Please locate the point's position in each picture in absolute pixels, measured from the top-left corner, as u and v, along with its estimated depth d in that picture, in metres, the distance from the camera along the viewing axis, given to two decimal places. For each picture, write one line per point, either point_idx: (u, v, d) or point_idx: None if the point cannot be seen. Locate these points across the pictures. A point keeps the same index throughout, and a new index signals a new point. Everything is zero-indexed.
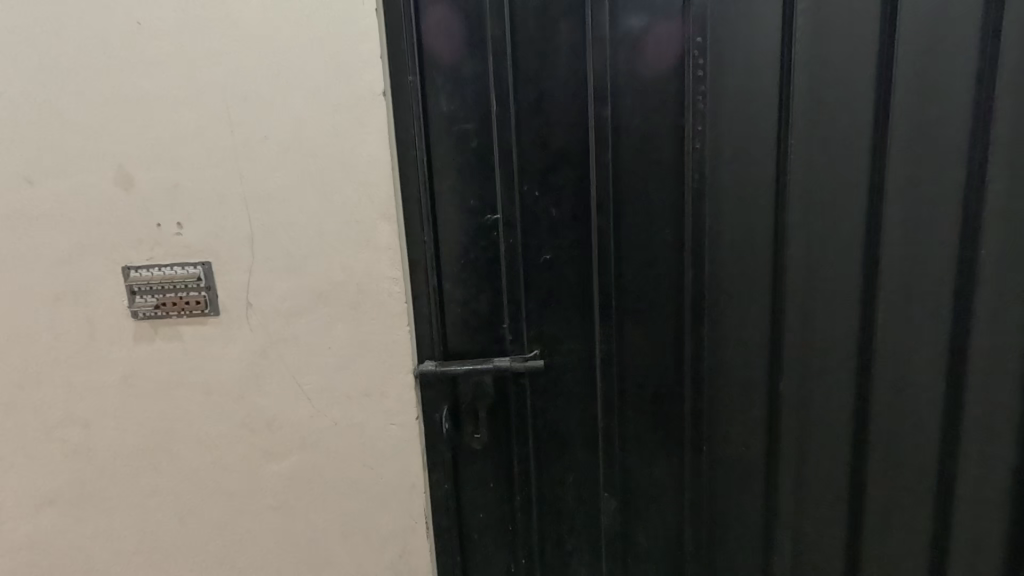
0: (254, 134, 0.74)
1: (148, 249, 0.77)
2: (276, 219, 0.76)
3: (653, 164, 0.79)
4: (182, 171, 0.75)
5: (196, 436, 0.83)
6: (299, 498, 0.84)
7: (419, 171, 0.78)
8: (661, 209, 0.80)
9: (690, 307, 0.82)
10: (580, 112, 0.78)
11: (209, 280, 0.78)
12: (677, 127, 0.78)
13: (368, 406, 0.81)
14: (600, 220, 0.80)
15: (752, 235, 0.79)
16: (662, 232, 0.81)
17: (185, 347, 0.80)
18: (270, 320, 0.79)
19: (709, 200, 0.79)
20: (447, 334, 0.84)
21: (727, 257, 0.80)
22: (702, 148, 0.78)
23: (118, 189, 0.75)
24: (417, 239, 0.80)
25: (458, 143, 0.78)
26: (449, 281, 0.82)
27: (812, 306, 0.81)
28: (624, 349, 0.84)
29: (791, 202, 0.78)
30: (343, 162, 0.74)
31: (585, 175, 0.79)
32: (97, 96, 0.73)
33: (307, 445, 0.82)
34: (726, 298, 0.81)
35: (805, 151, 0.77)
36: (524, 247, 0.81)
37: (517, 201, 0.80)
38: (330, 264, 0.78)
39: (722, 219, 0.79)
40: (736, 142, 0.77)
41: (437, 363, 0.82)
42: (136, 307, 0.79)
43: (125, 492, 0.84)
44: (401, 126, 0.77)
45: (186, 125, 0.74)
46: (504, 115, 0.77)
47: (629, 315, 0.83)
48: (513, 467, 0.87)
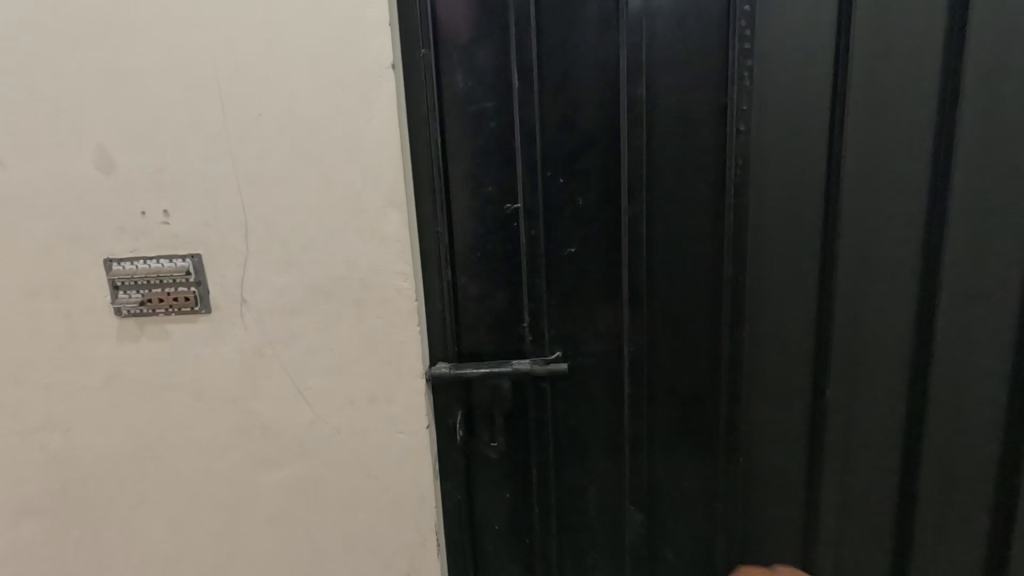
0: (248, 112, 0.66)
1: (132, 240, 0.70)
2: (273, 207, 0.69)
3: (691, 149, 0.71)
4: (168, 153, 0.68)
5: (188, 443, 0.76)
6: (300, 510, 0.77)
7: (431, 154, 0.71)
8: (699, 199, 0.73)
9: (729, 306, 0.75)
10: (611, 90, 0.70)
11: (199, 274, 0.71)
12: (718, 108, 0.70)
13: (375, 412, 0.74)
14: (631, 209, 0.73)
15: (798, 226, 0.73)
16: (699, 224, 0.73)
17: (174, 346, 0.73)
18: (268, 318, 0.72)
19: (752, 189, 0.72)
20: (462, 332, 0.77)
21: (768, 251, 0.74)
22: (745, 131, 0.71)
23: (96, 173, 0.68)
24: (429, 229, 0.73)
25: (475, 124, 0.71)
26: (464, 276, 0.75)
27: (861, 307, 0.73)
28: (655, 350, 0.77)
29: (845, 192, 0.71)
30: (347, 144, 0.67)
31: (615, 160, 0.71)
32: (71, 69, 0.65)
33: (308, 454, 0.76)
34: (768, 295, 0.75)
35: (860, 134, 0.69)
36: (546, 239, 0.74)
37: (539, 188, 0.72)
38: (332, 256, 0.70)
39: (766, 208, 0.73)
40: (785, 125, 0.70)
41: (449, 366, 0.75)
42: (120, 303, 0.71)
43: (112, 501, 0.78)
44: (412, 104, 0.69)
45: (172, 101, 0.66)
46: (526, 93, 0.69)
47: (661, 314, 0.76)
48: (531, 477, 0.80)
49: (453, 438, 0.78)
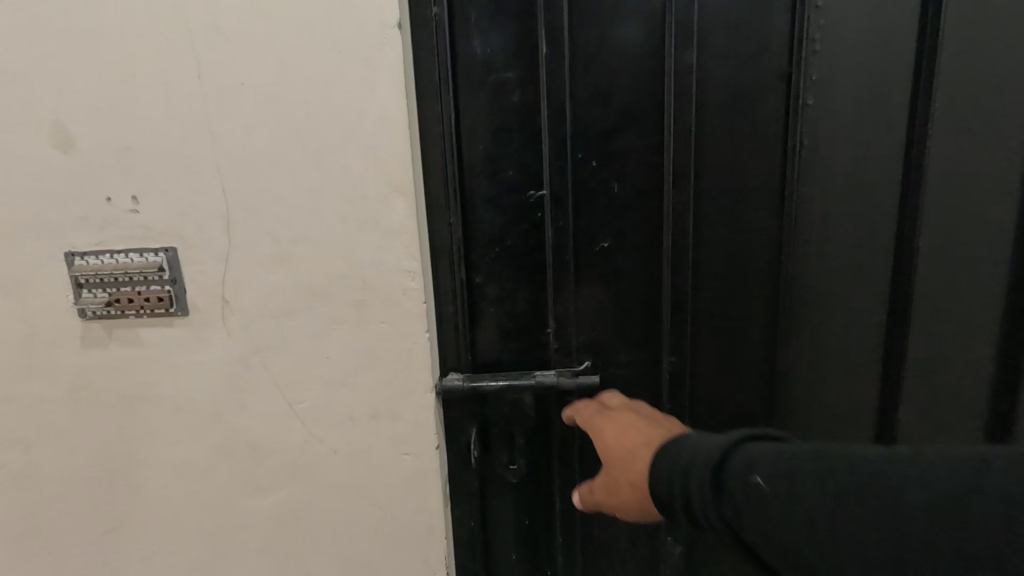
0: (230, 79, 0.57)
1: (96, 230, 0.60)
2: (260, 194, 0.59)
3: (747, 128, 0.61)
4: (137, 130, 0.58)
5: (164, 464, 0.67)
6: (294, 536, 0.69)
7: (443, 133, 0.60)
8: (754, 186, 0.63)
9: (785, 309, 0.66)
10: (656, 59, 0.60)
11: (174, 271, 0.61)
12: (781, 79, 0.60)
13: (378, 430, 0.66)
14: (676, 199, 0.63)
15: (867, 218, 0.63)
16: (754, 215, 0.64)
17: (147, 353, 0.64)
18: (254, 322, 0.63)
19: (816, 175, 0.62)
20: (477, 338, 0.67)
21: (831, 246, 0.64)
22: (814, 105, 0.60)
23: (53, 153, 0.58)
24: (440, 220, 0.63)
25: (495, 97, 0.60)
26: (480, 275, 0.65)
27: (945, 314, 0.64)
28: (699, 362, 0.68)
29: (929, 180, 0.61)
30: (346, 119, 0.57)
31: (658, 142, 0.62)
32: (20, 29, 0.55)
33: (302, 476, 0.67)
34: (832, 297, 0.65)
35: (952, 115, 0.59)
36: (575, 232, 0.64)
37: (568, 173, 0.62)
38: (328, 251, 0.61)
39: (832, 197, 0.63)
40: (858, 100, 0.60)
41: (461, 377, 0.66)
42: (83, 304, 0.62)
43: (78, 528, 0.68)
44: (420, 73, 0.59)
45: (140, 66, 0.56)
46: (556, 61, 0.59)
47: (706, 319, 0.67)
48: (554, 502, 0.72)
49: (467, 462, 0.69)
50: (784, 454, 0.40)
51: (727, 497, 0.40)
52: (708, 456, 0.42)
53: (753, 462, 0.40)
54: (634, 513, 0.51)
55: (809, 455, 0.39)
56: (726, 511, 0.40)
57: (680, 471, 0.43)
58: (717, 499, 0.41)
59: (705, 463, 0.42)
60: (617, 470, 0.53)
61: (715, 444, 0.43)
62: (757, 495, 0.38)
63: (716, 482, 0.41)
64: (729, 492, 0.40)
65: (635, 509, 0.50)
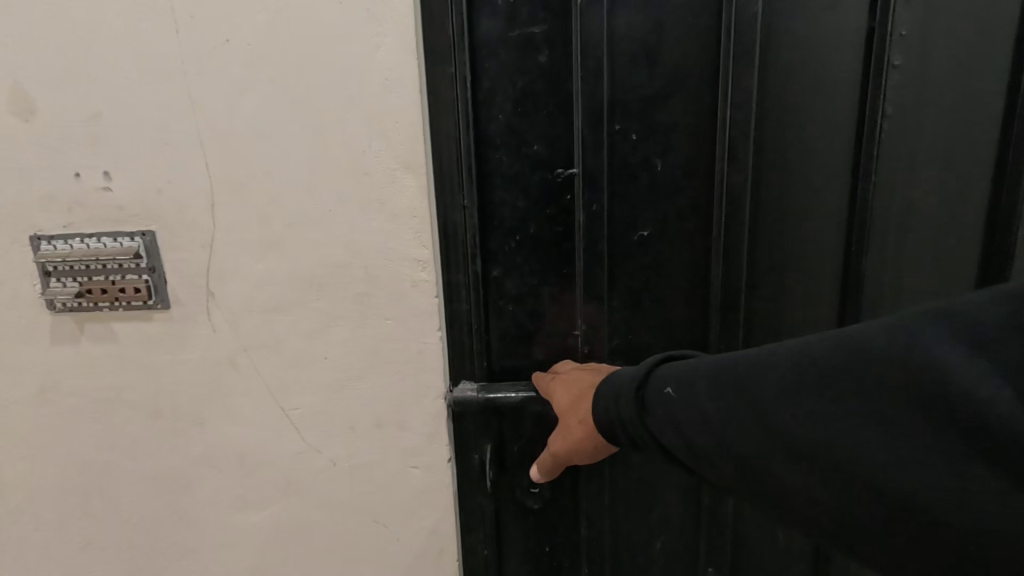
0: (214, 34, 0.49)
1: (63, 211, 0.53)
2: (248, 169, 0.51)
3: (815, 95, 0.53)
4: (108, 94, 0.50)
5: (144, 475, 0.60)
6: (289, 557, 0.62)
7: (460, 98, 0.52)
8: (819, 162, 0.55)
9: (855, 307, 0.58)
10: (708, 15, 0.52)
11: (152, 259, 0.53)
12: (860, 35, 0.52)
13: (382, 441, 0.58)
14: (729, 176, 0.55)
15: (955, 203, 0.54)
16: (819, 197, 0.56)
17: (124, 352, 0.56)
18: (242, 319, 0.55)
19: (896, 150, 0.53)
20: (494, 342, 0.59)
21: (909, 236, 0.55)
22: (902, 67, 0.51)
23: (13, 120, 0.51)
24: (451, 204, 0.54)
25: (519, 56, 0.52)
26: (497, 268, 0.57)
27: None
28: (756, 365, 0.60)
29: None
30: (347, 82, 0.49)
31: (709, 112, 0.54)
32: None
33: (294, 493, 0.60)
34: (912, 294, 0.56)
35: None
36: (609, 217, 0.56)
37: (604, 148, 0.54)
38: (326, 237, 0.53)
39: (919, 177, 0.54)
40: (953, 59, 0.51)
41: (478, 387, 0.58)
42: (51, 294, 0.54)
43: (53, 543, 0.62)
44: (430, 27, 0.50)
45: (110, 17, 0.48)
46: (592, 14, 0.51)
47: (759, 314, 0.59)
48: (574, 531, 0.64)
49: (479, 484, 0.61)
50: (691, 363, 0.43)
51: (650, 414, 0.44)
52: (631, 377, 0.47)
53: (664, 377, 0.44)
54: (584, 455, 0.52)
55: (712, 361, 0.42)
56: (651, 425, 0.44)
57: (611, 398, 0.48)
58: (642, 416, 0.45)
59: (629, 383, 0.46)
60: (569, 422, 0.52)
61: (635, 370, 0.48)
62: (670, 405, 0.42)
63: (640, 399, 0.45)
64: (650, 410, 0.44)
65: (588, 448, 0.52)
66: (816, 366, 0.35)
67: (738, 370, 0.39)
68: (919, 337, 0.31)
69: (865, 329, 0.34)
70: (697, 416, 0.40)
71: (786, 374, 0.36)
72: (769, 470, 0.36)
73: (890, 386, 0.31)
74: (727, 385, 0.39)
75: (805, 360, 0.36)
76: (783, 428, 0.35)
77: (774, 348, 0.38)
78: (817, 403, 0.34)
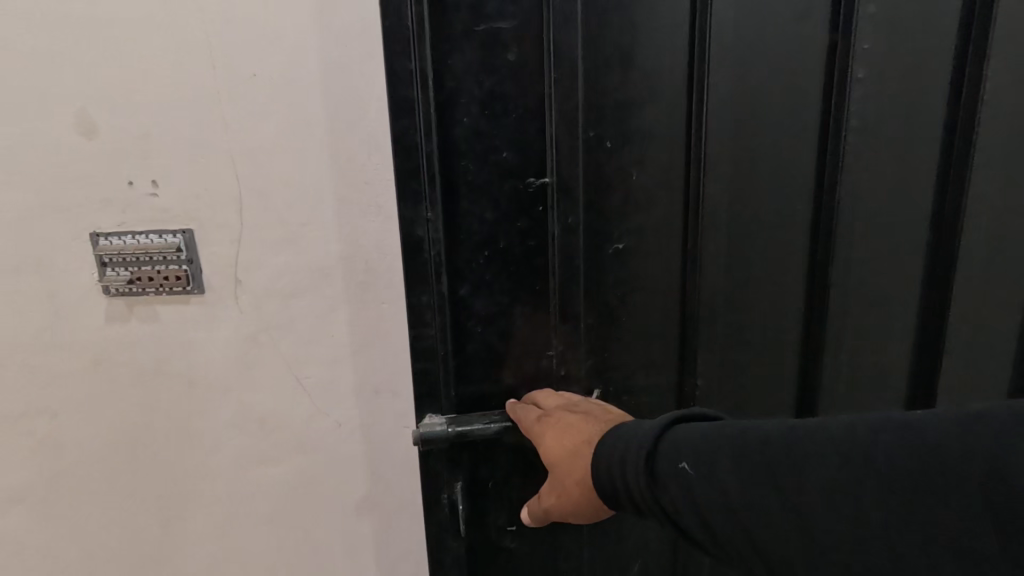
0: (242, 69, 0.60)
1: (118, 212, 0.64)
2: (269, 178, 0.63)
3: (779, 100, 0.63)
4: (158, 112, 0.61)
5: (181, 435, 0.71)
6: (303, 505, 0.74)
7: (423, 99, 0.56)
8: (779, 162, 0.65)
9: (820, 295, 0.69)
10: (670, 27, 0.60)
11: (191, 252, 0.65)
12: (824, 46, 0.62)
13: (379, 407, 0.70)
14: (706, 182, 0.65)
15: (909, 187, 0.66)
16: (792, 198, 0.66)
17: (165, 329, 0.68)
18: (264, 302, 0.67)
19: (858, 144, 0.65)
20: (467, 342, 0.64)
21: (876, 213, 0.67)
22: (863, 79, 0.63)
23: (76, 138, 0.61)
24: (417, 217, 0.58)
25: (487, 49, 0.57)
26: (463, 286, 0.63)
27: (982, 304, 0.69)
28: (717, 347, 0.70)
29: (973, 161, 0.65)
30: (348, 110, 0.61)
31: (677, 120, 0.63)
32: (36, 6, 0.57)
33: (307, 451, 0.71)
34: (868, 275, 0.69)
35: (998, 109, 0.63)
36: (581, 228, 0.64)
37: (567, 149, 0.61)
38: (334, 235, 0.65)
39: (872, 177, 0.66)
40: (910, 66, 0.63)
41: (449, 426, 0.64)
42: (107, 282, 0.65)
43: (103, 492, 0.73)
44: (393, 24, 0.54)
45: (156, 55, 0.59)
46: (557, 23, 0.57)
47: (725, 301, 0.69)
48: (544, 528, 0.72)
49: (449, 508, 0.67)
50: (707, 433, 0.45)
51: (662, 484, 0.45)
52: (643, 442, 0.48)
53: (680, 450, 0.46)
54: (581, 506, 0.57)
55: (733, 433, 0.44)
56: (662, 496, 0.45)
57: (620, 461, 0.49)
58: (652, 485, 0.46)
59: (639, 451, 0.47)
60: (566, 474, 0.57)
61: (649, 432, 0.48)
62: (687, 481, 0.44)
63: (650, 468, 0.46)
64: (662, 480, 0.45)
65: (581, 499, 0.56)
66: (856, 456, 0.38)
67: (768, 451, 0.42)
68: (967, 435, 0.36)
69: (914, 428, 0.38)
70: (719, 496, 0.42)
71: (827, 458, 0.39)
72: (792, 553, 0.39)
73: (935, 482, 0.35)
74: (755, 463, 0.42)
75: (846, 450, 0.39)
76: (816, 514, 0.38)
77: (804, 430, 0.42)
78: (854, 491, 0.37)
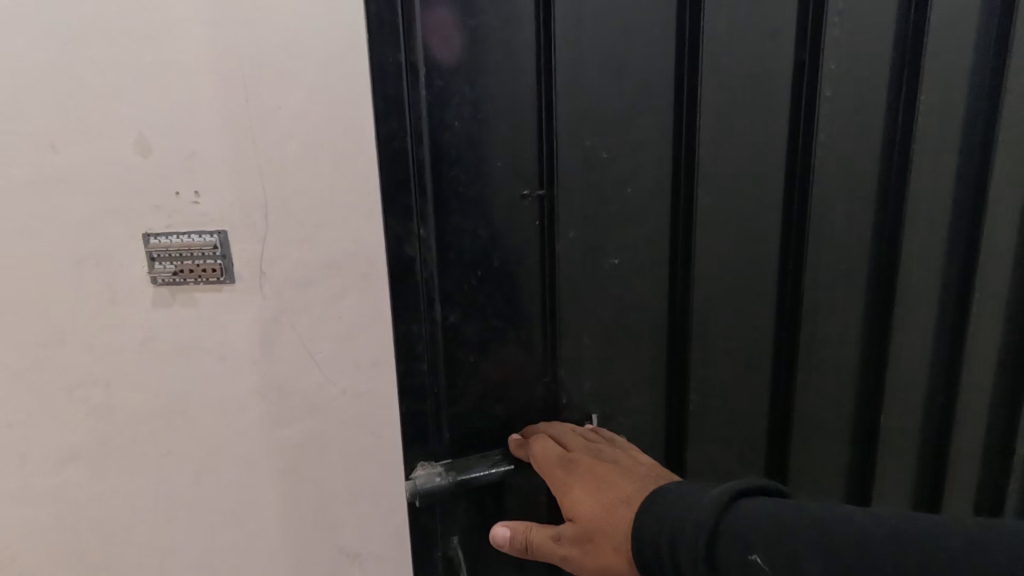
0: (269, 102, 0.75)
1: (166, 216, 0.79)
2: (290, 189, 0.78)
3: (743, 119, 0.81)
4: (201, 139, 0.76)
5: (213, 401, 0.85)
6: (312, 461, 0.88)
7: (415, 98, 0.65)
8: (736, 175, 0.83)
9: (799, 262, 0.90)
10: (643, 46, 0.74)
11: (224, 249, 0.79)
12: (794, 66, 0.82)
13: (377, 375, 0.86)
14: (698, 189, 0.81)
15: (864, 171, 0.90)
16: (767, 183, 0.86)
17: (201, 312, 0.82)
18: (283, 290, 0.81)
19: (824, 153, 0.86)
20: (453, 342, 0.75)
21: (837, 204, 0.89)
22: (830, 96, 0.83)
23: (134, 156, 0.76)
24: (409, 234, 0.69)
25: (471, 44, 0.67)
26: (453, 311, 0.74)
27: (915, 256, 0.95)
28: (710, 313, 0.87)
29: (913, 158, 0.89)
30: (353, 135, 0.78)
31: (667, 134, 0.79)
32: (110, 55, 0.72)
33: (317, 412, 0.86)
34: (836, 243, 0.91)
35: (930, 121, 0.89)
36: (579, 244, 0.77)
37: (562, 157, 0.73)
38: (340, 234, 0.80)
39: (831, 165, 0.87)
40: (862, 89, 0.85)
41: (447, 475, 0.76)
42: (155, 273, 0.80)
43: (144, 450, 0.87)
44: (378, 10, 0.62)
45: (200, 92, 0.74)
46: (555, 52, 0.70)
47: (721, 274, 0.86)
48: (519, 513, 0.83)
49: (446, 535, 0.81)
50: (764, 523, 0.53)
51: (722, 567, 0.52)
52: (704, 524, 0.54)
53: (738, 536, 0.53)
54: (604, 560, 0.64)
55: (785, 527, 0.53)
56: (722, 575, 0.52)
57: (678, 535, 0.56)
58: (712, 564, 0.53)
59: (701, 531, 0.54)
60: (596, 526, 0.66)
61: (705, 511, 0.55)
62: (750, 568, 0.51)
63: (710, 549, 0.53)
64: (724, 568, 0.52)
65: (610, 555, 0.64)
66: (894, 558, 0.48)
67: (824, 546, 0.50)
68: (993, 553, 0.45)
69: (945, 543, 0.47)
70: None
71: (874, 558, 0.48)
72: None
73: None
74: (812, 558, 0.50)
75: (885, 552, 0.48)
76: None
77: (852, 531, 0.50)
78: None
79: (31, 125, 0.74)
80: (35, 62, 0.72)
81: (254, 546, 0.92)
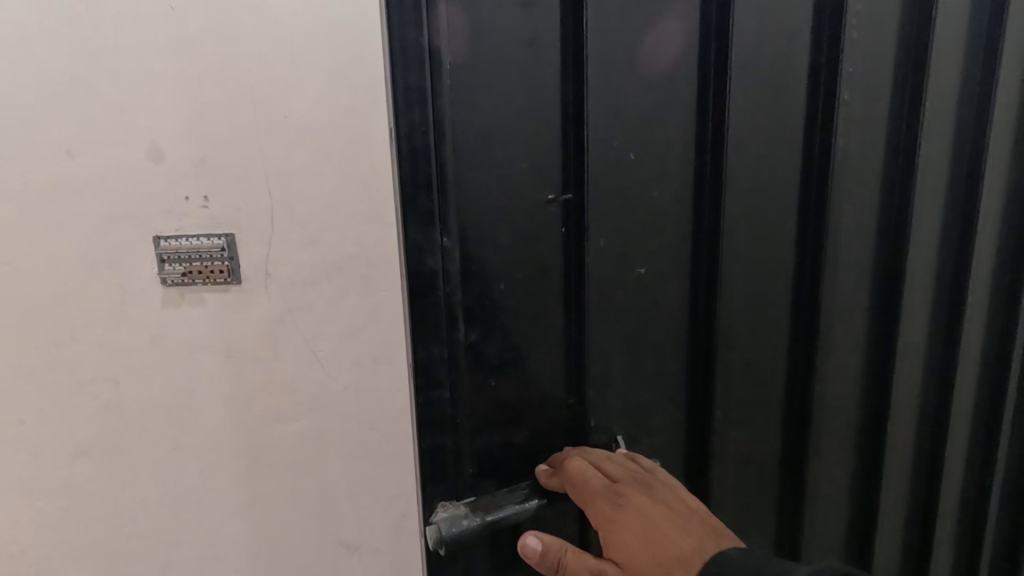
0: (278, 113, 0.80)
1: (177, 220, 0.82)
2: (295, 194, 0.82)
3: (790, 95, 0.64)
4: (210, 147, 0.80)
5: (219, 399, 0.89)
6: (313, 456, 0.92)
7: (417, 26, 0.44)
8: (785, 182, 0.67)
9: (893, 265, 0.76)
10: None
11: (232, 251, 0.83)
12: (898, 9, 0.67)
13: (377, 370, 0.91)
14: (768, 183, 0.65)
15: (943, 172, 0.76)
16: (858, 164, 0.70)
17: (208, 312, 0.86)
18: (288, 290, 0.86)
19: (927, 131, 0.72)
20: (487, 370, 0.54)
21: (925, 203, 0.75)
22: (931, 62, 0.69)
23: (148, 163, 0.80)
24: (429, 237, 0.48)
25: None
26: (473, 345, 0.53)
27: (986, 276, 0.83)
28: (770, 329, 0.71)
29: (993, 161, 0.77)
30: (358, 145, 0.83)
31: (743, 94, 0.60)
32: (126, 67, 0.77)
33: (320, 407, 0.90)
34: (917, 250, 0.76)
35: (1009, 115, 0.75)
36: (609, 255, 0.57)
37: (631, 119, 0.55)
38: (344, 238, 0.85)
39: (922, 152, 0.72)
40: (946, 55, 0.70)
41: (474, 517, 0.54)
42: (165, 274, 0.84)
43: (151, 445, 0.90)
44: None
45: (212, 103, 0.78)
46: None
47: (776, 287, 0.70)
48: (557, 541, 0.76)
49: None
50: None
51: None
52: None
53: None
54: None
55: None
56: None
57: None
58: None
59: None
60: None
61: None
62: None
63: None
64: None
65: None
66: None
67: None
68: None
69: None
70: None
71: None
72: None
73: None
74: None
75: None
76: None
77: None
78: None
79: (49, 132, 0.78)
80: (57, 74, 0.76)
81: (256, 540, 0.95)
